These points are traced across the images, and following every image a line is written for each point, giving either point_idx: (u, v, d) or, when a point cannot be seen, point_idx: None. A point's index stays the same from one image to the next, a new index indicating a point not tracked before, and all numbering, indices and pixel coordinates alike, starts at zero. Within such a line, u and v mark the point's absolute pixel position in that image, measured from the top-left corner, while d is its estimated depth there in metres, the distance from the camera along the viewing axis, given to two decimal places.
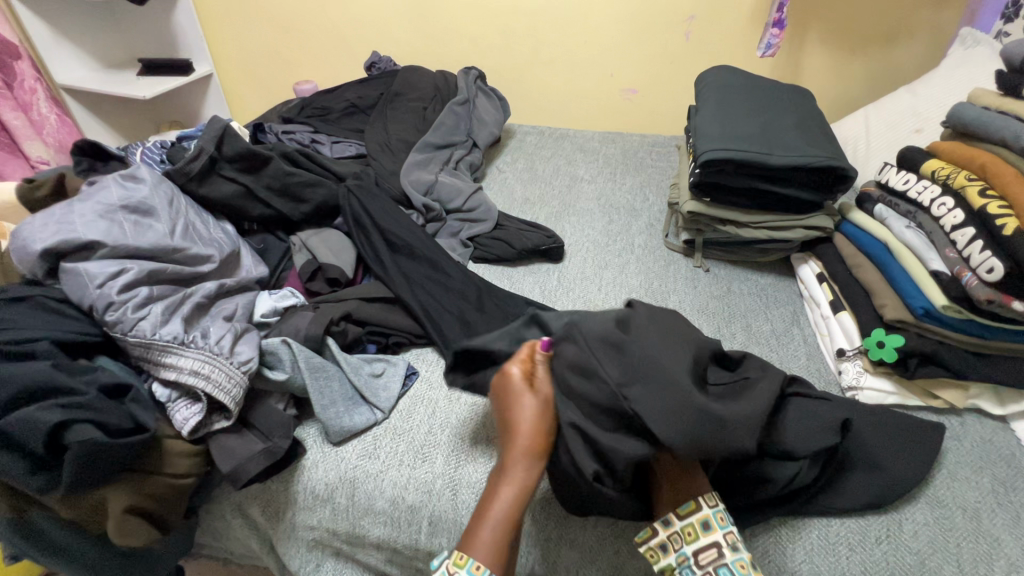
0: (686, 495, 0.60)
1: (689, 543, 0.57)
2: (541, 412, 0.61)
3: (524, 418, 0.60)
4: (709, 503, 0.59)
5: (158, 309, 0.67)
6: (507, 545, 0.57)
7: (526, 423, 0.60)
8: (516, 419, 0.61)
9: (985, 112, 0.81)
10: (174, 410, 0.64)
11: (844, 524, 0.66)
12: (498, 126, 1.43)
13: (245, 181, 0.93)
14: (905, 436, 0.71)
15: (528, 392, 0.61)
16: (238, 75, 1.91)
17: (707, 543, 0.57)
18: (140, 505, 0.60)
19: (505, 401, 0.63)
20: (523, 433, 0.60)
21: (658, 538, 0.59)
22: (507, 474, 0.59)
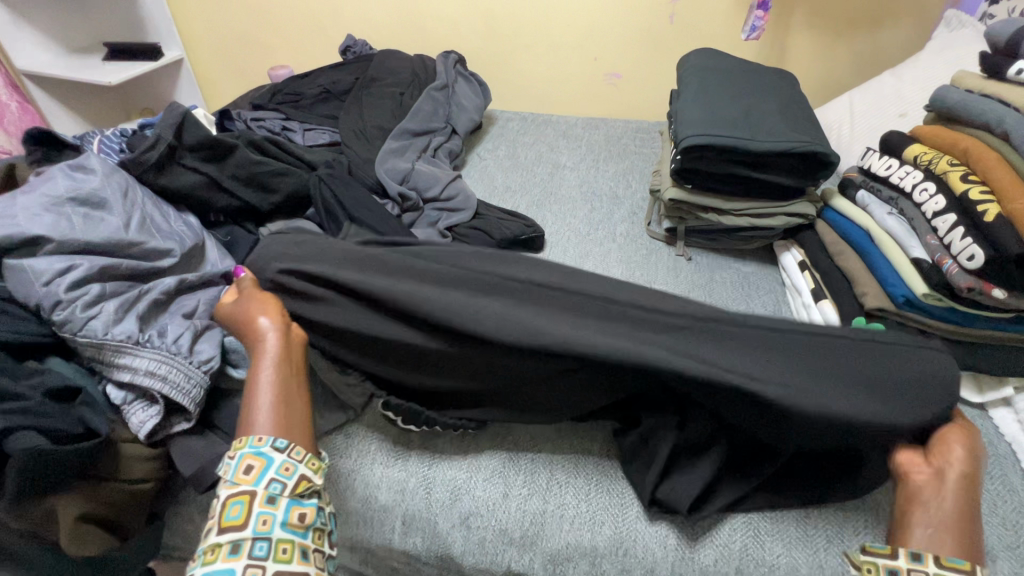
0: (942, 549, 0.51)
1: None
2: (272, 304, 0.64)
3: (260, 324, 0.61)
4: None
5: (110, 307, 0.63)
6: (284, 410, 0.56)
7: (263, 325, 0.61)
8: (254, 318, 0.62)
9: (968, 96, 0.79)
10: (130, 413, 0.61)
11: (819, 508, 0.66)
12: (478, 111, 1.39)
13: (209, 171, 0.89)
14: None
15: (262, 303, 0.64)
16: (209, 59, 1.84)
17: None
18: (94, 512, 0.58)
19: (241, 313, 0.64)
20: (264, 336, 0.60)
21: (897, 564, 0.51)
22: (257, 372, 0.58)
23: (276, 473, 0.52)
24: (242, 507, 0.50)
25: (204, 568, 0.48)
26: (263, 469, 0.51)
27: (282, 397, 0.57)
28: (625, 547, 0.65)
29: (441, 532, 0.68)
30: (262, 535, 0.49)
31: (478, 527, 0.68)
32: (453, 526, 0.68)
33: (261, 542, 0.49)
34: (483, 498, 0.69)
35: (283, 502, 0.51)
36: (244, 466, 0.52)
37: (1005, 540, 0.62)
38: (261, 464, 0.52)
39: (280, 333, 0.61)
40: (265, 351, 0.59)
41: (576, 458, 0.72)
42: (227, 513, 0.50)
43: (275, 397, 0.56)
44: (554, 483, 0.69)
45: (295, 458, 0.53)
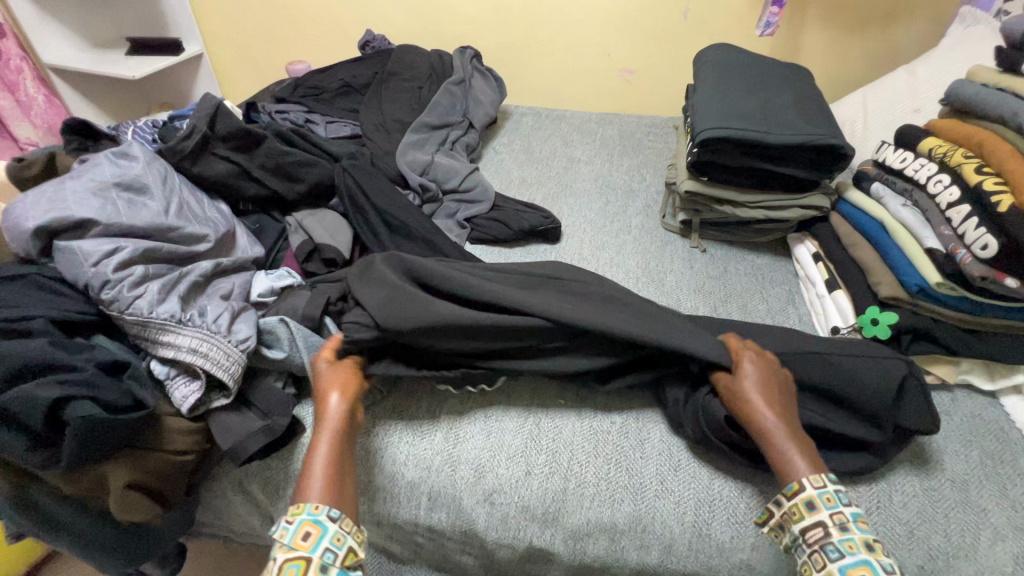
0: (791, 474, 0.59)
1: (794, 522, 0.57)
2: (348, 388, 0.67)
3: (328, 397, 0.66)
4: (814, 484, 0.58)
5: (154, 288, 0.66)
6: (339, 487, 0.60)
7: (327, 405, 0.64)
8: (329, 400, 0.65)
9: (983, 89, 0.80)
10: (173, 388, 0.64)
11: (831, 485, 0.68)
12: (495, 106, 1.41)
13: (239, 161, 0.92)
14: None
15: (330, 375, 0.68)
16: (228, 54, 1.87)
17: (812, 523, 0.56)
18: (140, 481, 0.61)
19: (323, 387, 0.67)
20: (331, 413, 0.64)
21: (773, 519, 0.60)
22: (318, 443, 0.62)
23: (327, 543, 0.55)
24: (296, 572, 0.52)
25: None
26: (317, 537, 0.54)
27: (335, 470, 0.60)
28: (642, 523, 0.67)
29: (466, 508, 0.71)
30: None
31: (501, 503, 0.70)
32: (478, 502, 0.71)
33: None
34: (506, 475, 0.71)
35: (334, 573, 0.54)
36: (302, 533, 0.54)
37: (1014, 521, 0.64)
38: (318, 531, 0.55)
39: (345, 409, 0.65)
40: (327, 425, 0.63)
41: (596, 439, 0.74)
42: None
43: (330, 470, 0.60)
44: (575, 462, 0.72)
45: (345, 529, 0.56)
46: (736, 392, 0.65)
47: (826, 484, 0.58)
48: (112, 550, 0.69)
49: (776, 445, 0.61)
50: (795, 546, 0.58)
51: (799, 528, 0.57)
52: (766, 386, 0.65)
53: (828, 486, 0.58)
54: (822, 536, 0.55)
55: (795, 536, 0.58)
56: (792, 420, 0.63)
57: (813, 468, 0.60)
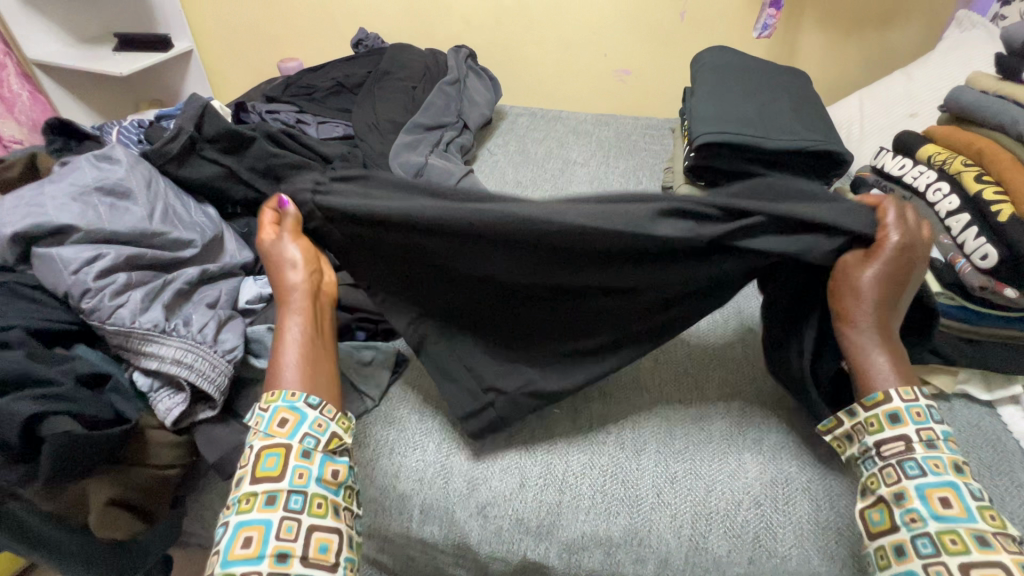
0: (872, 385, 0.59)
1: (871, 434, 0.58)
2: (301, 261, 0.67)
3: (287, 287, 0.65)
4: (904, 397, 0.58)
5: (137, 296, 0.64)
6: (316, 369, 0.62)
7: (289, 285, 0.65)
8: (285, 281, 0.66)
9: (983, 96, 0.80)
10: (157, 400, 0.62)
11: (829, 497, 0.67)
12: (490, 106, 1.39)
13: (228, 163, 0.90)
14: None
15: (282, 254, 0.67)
16: (218, 51, 1.84)
17: (893, 436, 0.57)
18: (123, 497, 0.59)
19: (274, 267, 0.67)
20: (293, 301, 0.65)
21: (844, 428, 0.61)
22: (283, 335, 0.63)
23: (304, 429, 0.57)
24: (277, 459, 0.55)
25: (239, 515, 0.53)
26: (293, 422, 0.57)
27: (306, 354, 0.62)
28: (640, 538, 0.66)
29: (458, 520, 0.70)
30: (298, 488, 0.54)
31: (495, 516, 0.69)
32: (470, 515, 0.69)
33: (296, 496, 0.54)
34: (500, 488, 0.70)
35: (317, 456, 0.56)
36: (279, 419, 0.57)
37: (1012, 533, 0.64)
38: (295, 418, 0.57)
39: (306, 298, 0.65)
40: (291, 313, 0.64)
41: (592, 451, 0.73)
42: (262, 464, 0.55)
43: (302, 353, 0.62)
44: (570, 474, 0.71)
45: (326, 415, 0.59)
46: (848, 296, 0.61)
47: (916, 399, 0.58)
48: (93, 565, 0.66)
49: (865, 359, 0.60)
50: (867, 463, 0.58)
51: (875, 442, 0.57)
52: (883, 293, 0.60)
53: (919, 402, 0.58)
54: (904, 450, 0.55)
55: (868, 451, 0.58)
56: (892, 330, 0.61)
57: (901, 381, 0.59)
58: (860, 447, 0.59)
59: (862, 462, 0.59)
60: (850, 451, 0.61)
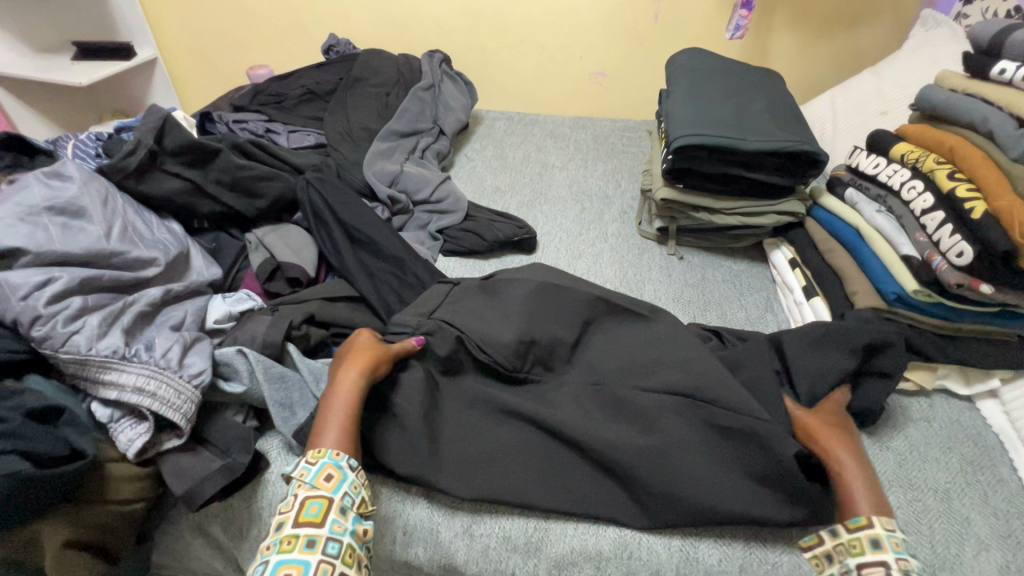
0: (853, 508, 0.56)
1: (854, 556, 0.53)
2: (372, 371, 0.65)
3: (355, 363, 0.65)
4: (884, 524, 0.54)
5: (94, 321, 0.61)
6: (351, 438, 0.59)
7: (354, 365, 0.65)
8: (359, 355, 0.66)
9: (951, 94, 0.81)
10: (118, 431, 0.59)
11: None
12: (466, 111, 1.37)
13: (192, 176, 0.86)
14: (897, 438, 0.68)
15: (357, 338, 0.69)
16: (184, 59, 1.79)
17: (873, 560, 0.52)
18: (81, 537, 0.56)
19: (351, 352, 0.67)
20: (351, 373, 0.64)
21: (825, 548, 0.55)
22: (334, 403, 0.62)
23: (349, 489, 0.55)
24: (320, 506, 0.53)
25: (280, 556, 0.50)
26: (339, 479, 0.55)
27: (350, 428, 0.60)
28: (631, 551, 0.65)
29: (444, 541, 0.67)
30: (336, 536, 0.52)
31: (481, 534, 0.67)
32: (457, 535, 0.67)
33: (333, 542, 0.51)
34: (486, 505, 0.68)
35: (353, 514, 0.54)
36: (325, 474, 0.55)
37: (997, 529, 0.64)
38: (340, 474, 0.56)
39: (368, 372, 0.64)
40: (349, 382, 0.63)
41: None
42: (304, 510, 0.52)
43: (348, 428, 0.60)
44: None
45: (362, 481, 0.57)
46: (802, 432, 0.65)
47: (895, 528, 0.54)
48: None
49: (841, 466, 0.60)
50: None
51: (857, 562, 0.52)
52: (835, 432, 0.64)
53: (897, 532, 0.54)
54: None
55: (850, 569, 0.53)
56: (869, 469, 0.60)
57: (878, 509, 0.56)
58: (840, 564, 0.54)
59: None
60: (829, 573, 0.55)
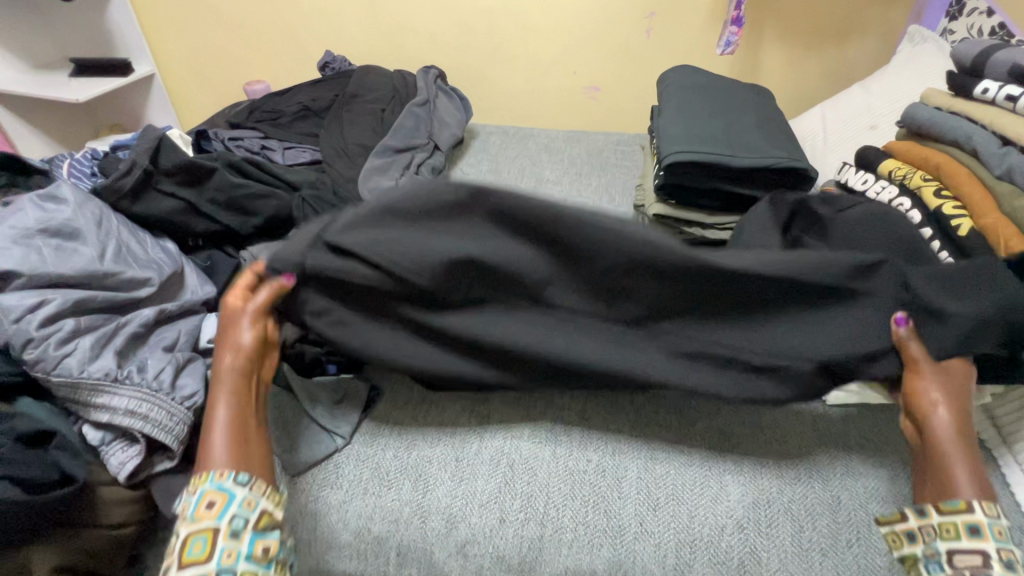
0: (952, 493, 0.56)
1: (945, 539, 0.54)
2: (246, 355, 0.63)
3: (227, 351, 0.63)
4: (984, 511, 0.54)
5: (86, 344, 0.61)
6: (240, 436, 0.59)
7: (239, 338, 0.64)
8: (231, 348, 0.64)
9: (936, 112, 0.82)
10: (109, 454, 0.59)
11: (812, 516, 0.67)
12: (461, 127, 1.38)
13: (187, 196, 0.86)
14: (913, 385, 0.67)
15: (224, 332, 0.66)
16: (182, 76, 1.80)
17: (971, 547, 0.53)
18: (71, 560, 0.57)
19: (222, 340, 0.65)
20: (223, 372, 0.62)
21: (907, 526, 0.57)
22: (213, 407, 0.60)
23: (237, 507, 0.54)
24: (204, 542, 0.52)
25: None
26: (222, 506, 0.54)
27: (236, 420, 0.59)
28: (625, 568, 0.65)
29: (437, 561, 0.67)
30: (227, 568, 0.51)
31: (475, 555, 0.67)
32: (451, 555, 0.67)
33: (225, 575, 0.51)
34: (480, 525, 0.67)
35: (246, 535, 0.53)
36: (205, 502, 0.54)
37: None
38: (222, 499, 0.54)
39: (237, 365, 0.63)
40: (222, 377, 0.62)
41: (573, 480, 0.70)
42: (188, 550, 0.52)
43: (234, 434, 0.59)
44: (551, 506, 0.68)
45: (256, 492, 0.55)
46: (916, 401, 0.62)
47: (998, 516, 0.54)
48: None
49: (946, 444, 0.58)
50: (933, 566, 0.54)
51: (946, 548, 0.54)
52: (960, 414, 0.59)
53: (999, 519, 0.54)
54: (980, 565, 0.52)
55: (936, 554, 0.54)
56: (975, 447, 0.59)
57: (981, 493, 0.56)
58: (926, 546, 0.55)
59: (927, 566, 0.55)
60: (909, 549, 0.56)
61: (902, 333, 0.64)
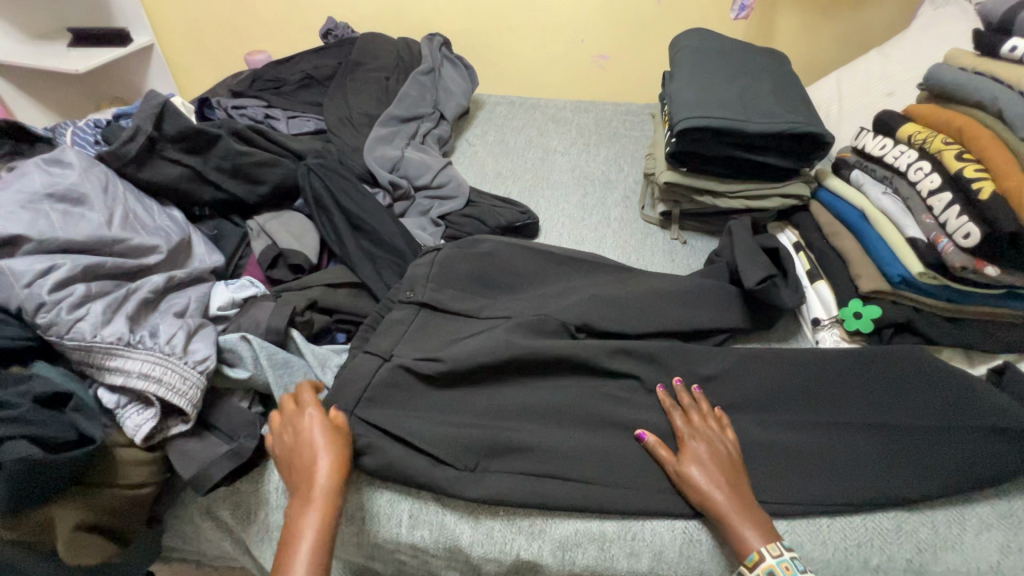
0: (745, 546, 0.59)
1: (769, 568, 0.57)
2: (333, 468, 0.59)
3: (316, 464, 0.59)
4: (773, 553, 0.57)
5: (98, 308, 0.61)
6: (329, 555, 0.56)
7: (326, 456, 0.59)
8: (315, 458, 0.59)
9: (961, 73, 0.79)
10: (125, 417, 0.59)
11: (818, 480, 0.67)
12: (467, 96, 1.35)
13: (192, 163, 0.85)
14: (908, 379, 0.71)
15: (292, 437, 0.62)
16: (181, 44, 1.76)
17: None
18: (92, 520, 0.57)
19: (300, 446, 0.61)
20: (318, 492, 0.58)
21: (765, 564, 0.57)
22: (305, 521, 0.57)
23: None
24: None
25: None
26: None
27: (325, 546, 0.56)
28: (631, 531, 0.65)
29: (449, 524, 0.68)
30: None
31: (487, 518, 0.68)
32: (463, 518, 0.68)
33: None
34: None
35: None
36: None
37: (994, 508, 0.65)
38: None
39: (330, 491, 0.58)
40: (321, 490, 0.58)
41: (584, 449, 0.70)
42: None
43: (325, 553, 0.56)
44: None
45: None
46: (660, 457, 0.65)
47: (782, 553, 0.58)
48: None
49: (712, 499, 0.61)
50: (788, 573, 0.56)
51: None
52: (714, 470, 0.62)
53: (784, 554, 0.58)
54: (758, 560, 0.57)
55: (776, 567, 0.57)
56: (744, 494, 0.62)
57: (765, 537, 0.59)
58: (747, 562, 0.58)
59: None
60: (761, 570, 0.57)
61: (647, 444, 0.67)
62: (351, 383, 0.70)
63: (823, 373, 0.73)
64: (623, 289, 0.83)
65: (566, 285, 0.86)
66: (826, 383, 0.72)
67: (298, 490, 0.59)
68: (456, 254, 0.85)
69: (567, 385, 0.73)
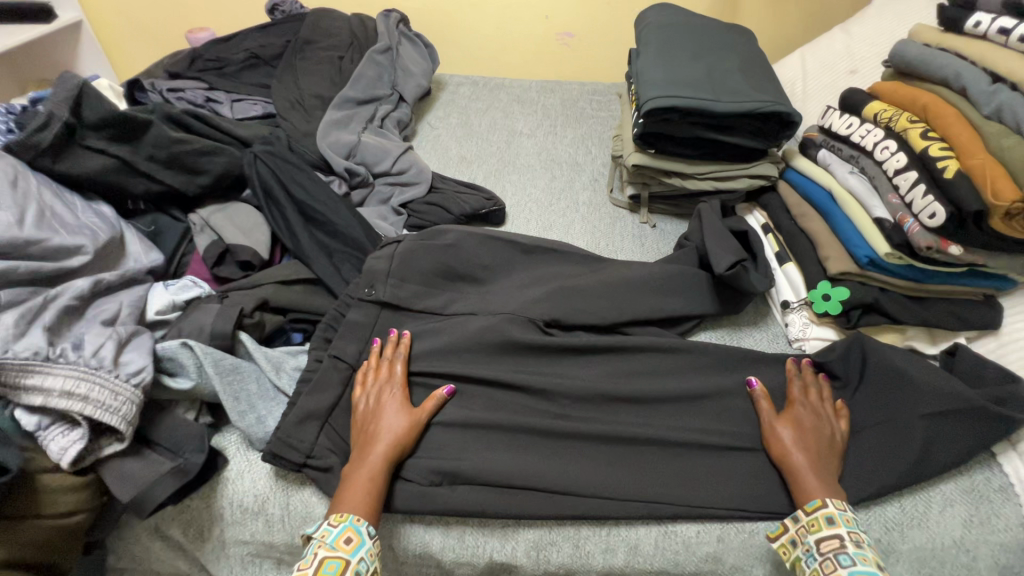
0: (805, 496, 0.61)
1: (813, 533, 0.58)
2: (391, 430, 0.63)
3: (382, 422, 0.63)
4: (836, 504, 0.60)
5: (9, 320, 0.54)
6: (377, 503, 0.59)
7: (388, 419, 0.63)
8: (379, 419, 0.64)
9: (926, 50, 0.78)
10: (47, 440, 0.53)
11: None
12: (427, 76, 1.28)
13: (120, 153, 0.77)
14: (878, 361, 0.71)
15: (380, 407, 0.65)
16: (114, 22, 1.62)
17: (830, 534, 0.57)
18: (14, 557, 0.51)
19: (371, 409, 0.65)
20: (373, 456, 0.61)
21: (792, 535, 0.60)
22: (356, 469, 0.60)
23: (366, 554, 0.56)
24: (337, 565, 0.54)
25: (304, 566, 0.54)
26: (359, 542, 0.55)
27: (375, 494, 0.59)
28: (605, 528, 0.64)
29: (415, 532, 0.64)
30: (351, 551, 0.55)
31: (455, 524, 0.64)
32: (429, 526, 0.64)
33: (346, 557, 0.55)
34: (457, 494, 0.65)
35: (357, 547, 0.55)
36: (345, 536, 0.55)
37: (959, 484, 0.66)
38: (358, 538, 0.56)
39: (388, 450, 0.61)
40: (380, 444, 0.61)
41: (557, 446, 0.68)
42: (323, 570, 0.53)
43: (373, 501, 0.59)
44: None
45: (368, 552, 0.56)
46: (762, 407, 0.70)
47: (846, 508, 0.60)
48: None
49: (792, 457, 0.63)
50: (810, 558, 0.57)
51: (816, 538, 0.57)
52: (807, 437, 0.65)
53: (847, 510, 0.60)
54: (838, 545, 0.56)
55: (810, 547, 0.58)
56: (827, 463, 0.63)
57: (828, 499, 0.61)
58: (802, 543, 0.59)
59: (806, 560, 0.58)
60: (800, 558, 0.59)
61: (754, 392, 0.70)
62: (322, 392, 0.67)
63: (788, 365, 0.74)
64: (593, 278, 0.80)
65: (534, 274, 0.82)
66: (784, 379, 0.73)
67: (359, 443, 0.63)
68: (418, 245, 0.80)
69: (537, 380, 0.70)
